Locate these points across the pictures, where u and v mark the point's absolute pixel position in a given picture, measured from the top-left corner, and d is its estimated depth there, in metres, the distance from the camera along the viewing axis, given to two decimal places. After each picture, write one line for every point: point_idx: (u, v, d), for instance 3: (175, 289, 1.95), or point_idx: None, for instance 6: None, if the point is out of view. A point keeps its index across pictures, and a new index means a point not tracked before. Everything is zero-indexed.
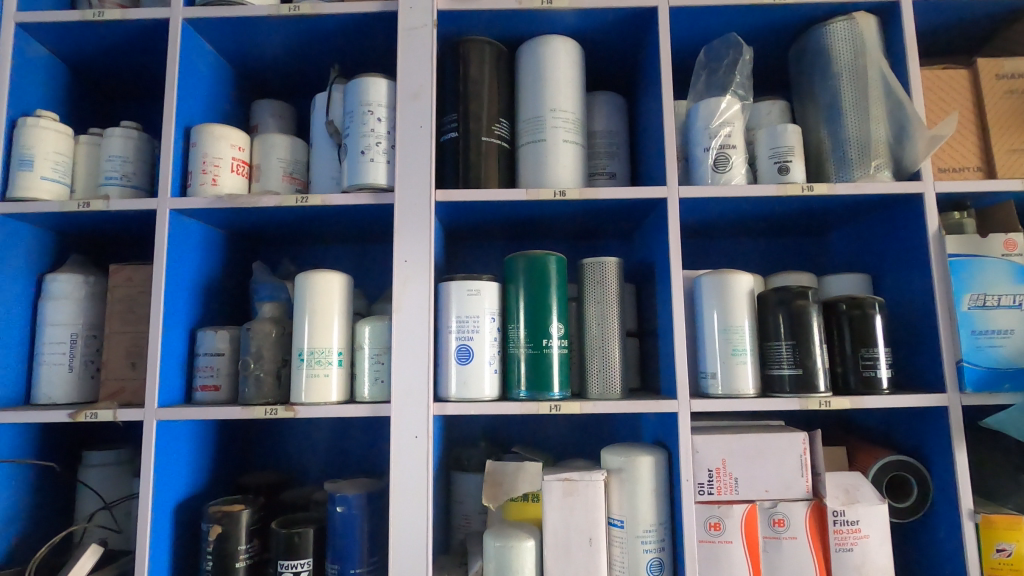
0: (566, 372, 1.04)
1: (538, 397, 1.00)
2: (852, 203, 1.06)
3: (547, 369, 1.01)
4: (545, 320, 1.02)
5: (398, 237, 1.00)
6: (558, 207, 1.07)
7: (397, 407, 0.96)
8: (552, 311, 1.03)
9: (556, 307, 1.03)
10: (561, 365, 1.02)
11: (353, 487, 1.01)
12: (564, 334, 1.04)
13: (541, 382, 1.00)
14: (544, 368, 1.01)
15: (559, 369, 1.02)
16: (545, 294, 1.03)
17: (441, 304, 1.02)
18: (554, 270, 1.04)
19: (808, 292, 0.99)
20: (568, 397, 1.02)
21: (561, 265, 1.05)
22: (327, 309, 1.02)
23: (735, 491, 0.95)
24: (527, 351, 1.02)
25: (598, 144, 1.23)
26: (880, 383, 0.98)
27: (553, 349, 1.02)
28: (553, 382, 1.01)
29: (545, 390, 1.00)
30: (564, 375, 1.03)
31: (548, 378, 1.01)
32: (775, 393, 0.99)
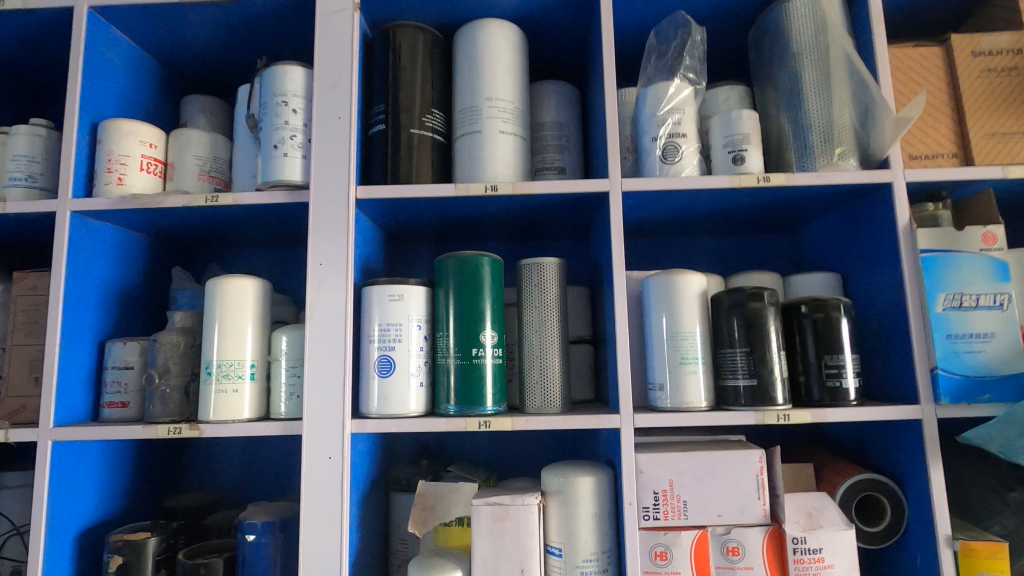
0: (501, 384, 0.94)
1: (469, 412, 0.90)
2: (816, 195, 0.96)
3: (478, 382, 0.91)
4: (476, 328, 0.93)
5: (312, 239, 0.91)
6: (492, 203, 0.97)
7: (309, 426, 0.87)
8: (484, 318, 0.94)
9: (489, 313, 0.94)
10: (495, 377, 0.93)
11: (267, 513, 0.92)
12: (499, 342, 0.95)
13: (471, 396, 0.90)
14: (475, 381, 0.91)
15: (493, 381, 0.93)
16: (476, 298, 0.94)
17: (362, 311, 0.93)
18: (487, 273, 0.95)
19: (765, 293, 0.90)
20: (503, 412, 0.93)
21: (496, 267, 0.97)
22: (239, 318, 0.93)
23: (684, 517, 0.86)
24: (457, 362, 0.92)
25: (547, 137, 1.15)
26: (846, 394, 0.89)
27: (485, 359, 0.92)
28: (486, 396, 0.91)
29: (477, 405, 0.91)
30: (499, 388, 0.93)
31: (480, 392, 0.91)
32: (730, 406, 0.90)
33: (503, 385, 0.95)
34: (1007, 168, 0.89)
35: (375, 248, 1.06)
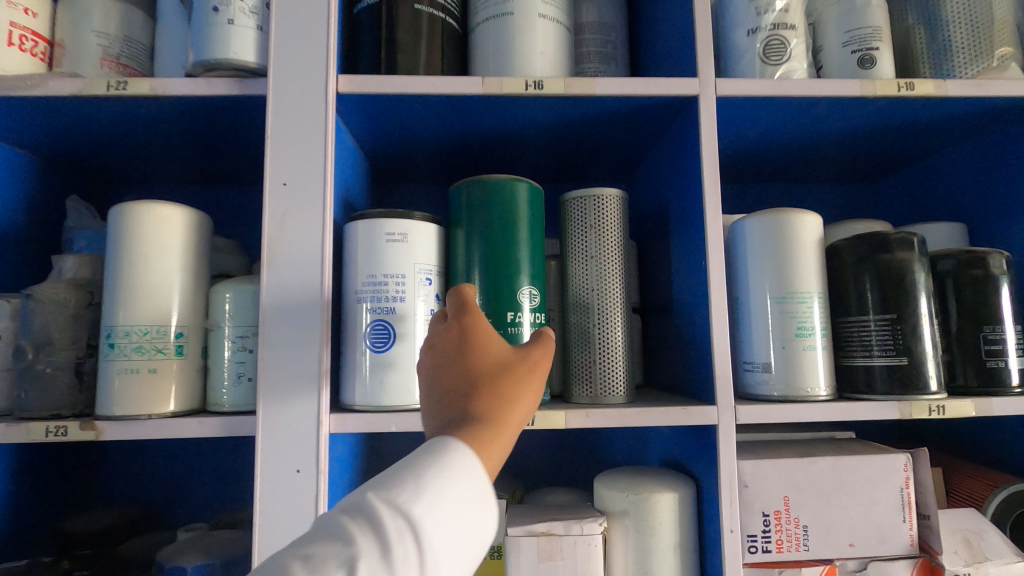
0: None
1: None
2: (959, 117, 0.72)
3: None
4: (508, 284, 0.65)
5: (271, 148, 0.61)
6: (531, 109, 0.69)
7: (266, 424, 0.58)
8: (522, 270, 0.66)
9: (528, 264, 0.67)
10: None
11: (204, 548, 0.63)
12: (541, 306, 0.68)
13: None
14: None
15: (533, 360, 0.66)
16: (510, 242, 0.66)
17: (346, 258, 0.64)
18: (524, 207, 0.67)
19: (913, 240, 0.65)
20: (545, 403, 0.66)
21: (537, 198, 0.69)
22: (160, 263, 0.63)
23: (804, 549, 0.61)
24: None
25: (587, 40, 0.85)
26: (1009, 378, 0.66)
27: (524, 327, 0.65)
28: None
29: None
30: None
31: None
32: (859, 393, 0.65)
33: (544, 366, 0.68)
34: None
35: (359, 177, 0.77)
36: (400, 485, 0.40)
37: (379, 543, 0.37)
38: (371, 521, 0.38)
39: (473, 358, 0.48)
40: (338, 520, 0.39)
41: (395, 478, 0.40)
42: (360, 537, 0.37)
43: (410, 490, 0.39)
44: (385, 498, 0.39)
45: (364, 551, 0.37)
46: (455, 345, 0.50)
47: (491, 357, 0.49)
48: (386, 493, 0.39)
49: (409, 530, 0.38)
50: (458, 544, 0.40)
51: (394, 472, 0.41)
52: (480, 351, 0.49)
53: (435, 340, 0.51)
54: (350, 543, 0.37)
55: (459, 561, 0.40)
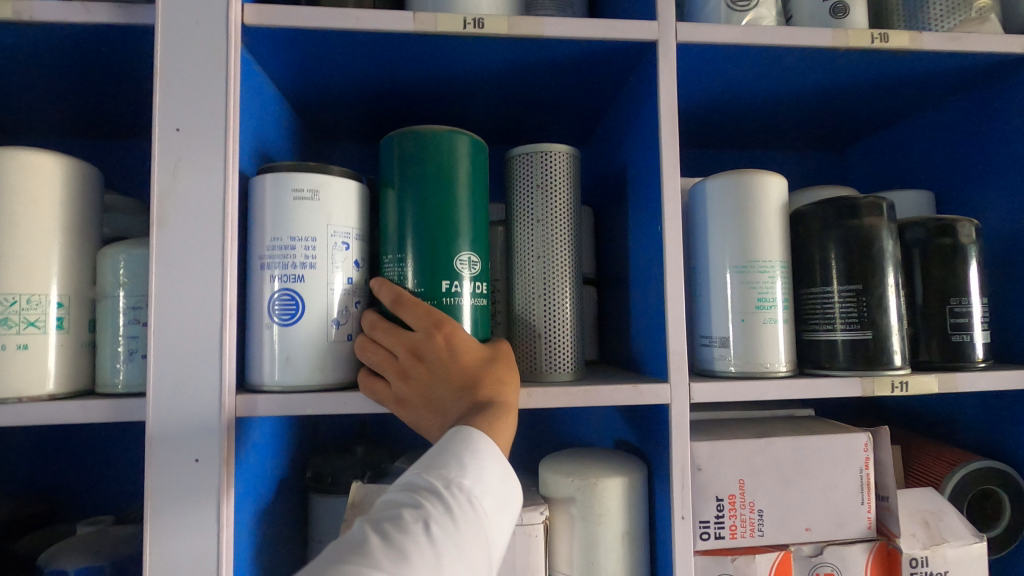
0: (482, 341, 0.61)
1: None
2: (934, 75, 0.67)
3: None
4: (444, 250, 0.58)
5: (162, 88, 0.52)
6: (472, 51, 0.61)
7: (158, 409, 0.50)
8: (461, 235, 0.59)
9: (468, 229, 0.59)
10: (475, 327, 0.59)
11: (94, 547, 0.56)
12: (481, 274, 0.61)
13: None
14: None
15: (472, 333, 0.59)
16: (447, 203, 0.58)
17: (251, 217, 0.56)
18: (464, 163, 0.59)
19: (884, 205, 0.60)
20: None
21: (480, 154, 0.61)
22: (29, 222, 0.53)
23: (759, 534, 0.57)
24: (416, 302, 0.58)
25: None
26: (973, 352, 0.62)
27: (462, 298, 0.58)
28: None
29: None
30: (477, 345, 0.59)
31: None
32: (820, 369, 0.61)
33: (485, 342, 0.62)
34: None
35: (279, 128, 0.68)
36: (450, 462, 0.44)
37: (446, 506, 0.41)
38: (435, 491, 0.42)
39: (466, 361, 0.52)
40: (401, 494, 0.42)
41: (442, 458, 0.44)
42: (429, 502, 0.41)
43: (456, 468, 0.43)
44: (439, 473, 0.43)
45: (435, 512, 0.40)
46: (445, 351, 0.52)
47: (480, 354, 0.54)
48: (440, 470, 0.43)
49: (468, 496, 0.42)
50: (499, 511, 0.45)
51: (434, 455, 0.45)
52: (472, 343, 0.54)
53: (422, 348, 0.52)
54: (422, 506, 0.40)
55: (499, 527, 0.45)
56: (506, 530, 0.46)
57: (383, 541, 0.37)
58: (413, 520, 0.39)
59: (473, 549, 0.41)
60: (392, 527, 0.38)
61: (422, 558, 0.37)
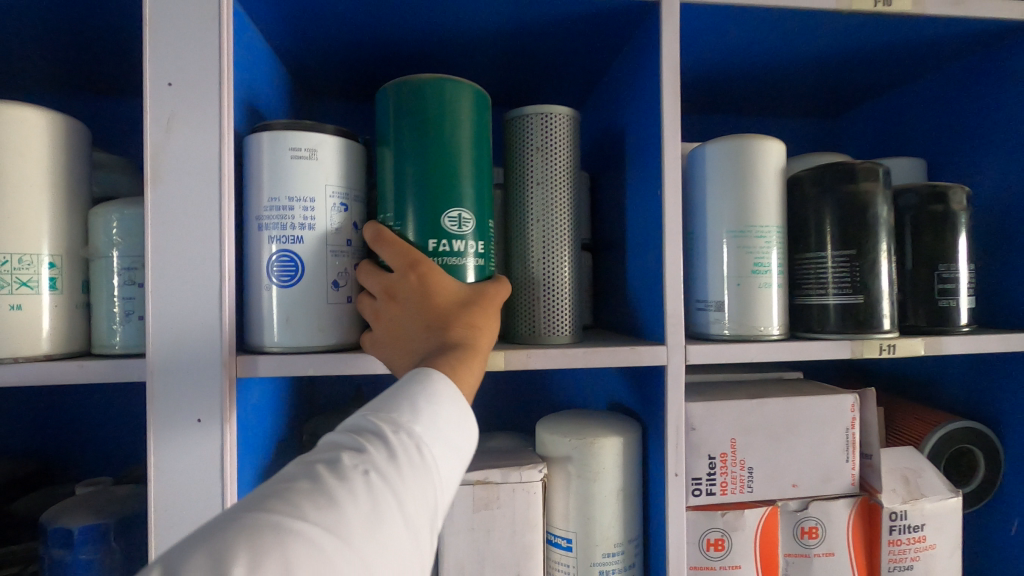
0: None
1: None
2: (935, 40, 0.67)
3: None
4: (449, 208, 0.56)
5: (152, 40, 0.51)
6: (471, 8, 0.59)
7: (157, 369, 0.50)
8: (465, 193, 0.57)
9: (471, 187, 0.57)
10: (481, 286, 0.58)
11: (96, 506, 0.56)
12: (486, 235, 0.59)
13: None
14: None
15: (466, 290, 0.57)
16: (451, 159, 0.56)
17: (247, 176, 0.55)
18: (469, 118, 0.57)
19: (879, 170, 0.61)
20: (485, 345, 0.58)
21: (486, 110, 0.59)
22: (17, 180, 0.51)
23: (749, 491, 0.60)
24: None
25: None
26: (958, 317, 0.64)
27: (466, 257, 0.57)
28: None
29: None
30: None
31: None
32: (810, 333, 0.63)
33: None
34: None
35: (271, 86, 0.66)
36: (404, 404, 0.39)
37: (390, 451, 0.36)
38: (381, 435, 0.37)
39: (437, 300, 0.51)
40: (343, 437, 0.37)
41: (395, 400, 0.40)
42: (370, 446, 0.36)
43: (408, 411, 0.39)
44: (386, 415, 0.39)
45: (377, 458, 0.36)
46: (417, 288, 0.51)
47: (454, 297, 0.52)
48: (390, 413, 0.39)
49: (418, 442, 0.38)
50: (456, 457, 0.41)
51: (388, 397, 0.40)
52: (448, 285, 0.52)
53: (394, 286, 0.52)
54: (363, 450, 0.36)
55: (451, 479, 0.40)
56: (458, 486, 0.42)
57: (310, 486, 0.33)
58: (351, 464, 0.35)
59: (417, 501, 0.36)
60: (325, 473, 0.34)
61: (355, 506, 0.33)
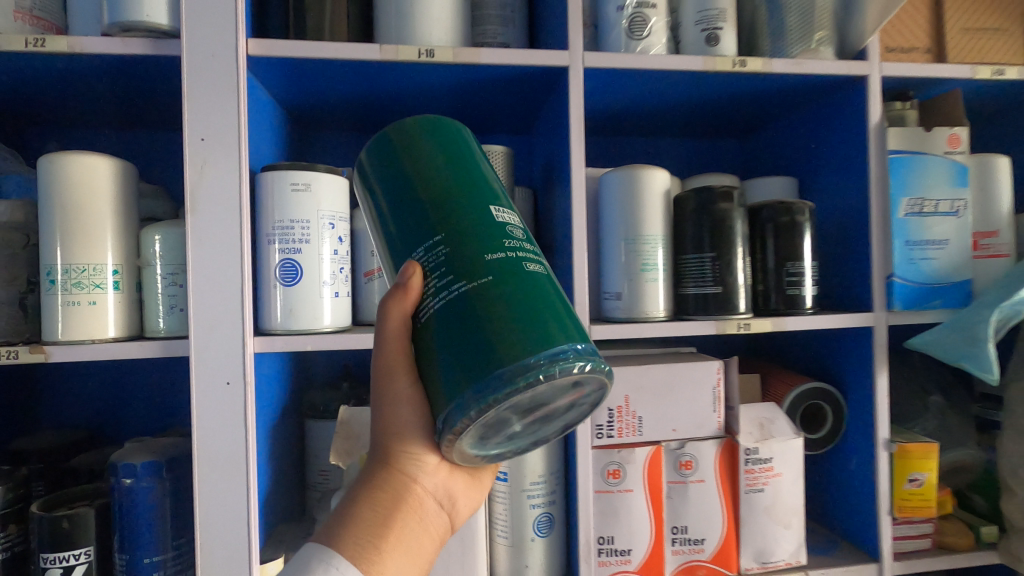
0: (517, 324, 0.42)
1: (453, 437, 0.43)
2: (788, 87, 0.87)
3: (489, 327, 0.42)
4: (396, 264, 0.48)
5: (188, 105, 0.69)
6: (427, 73, 0.79)
7: (197, 346, 0.69)
8: (411, 230, 0.47)
9: (416, 219, 0.47)
10: (524, 311, 0.42)
11: (149, 451, 0.75)
12: (457, 254, 0.44)
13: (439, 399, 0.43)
14: (435, 362, 0.44)
15: (440, 344, 0.44)
16: (439, 186, 0.48)
17: (259, 204, 0.74)
18: (432, 145, 0.50)
19: (734, 193, 0.81)
20: (526, 382, 0.40)
21: (446, 131, 0.52)
22: (92, 210, 0.70)
23: (639, 433, 0.80)
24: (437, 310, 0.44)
25: (486, 18, 0.92)
26: (803, 302, 0.84)
27: (491, 279, 0.43)
28: (445, 392, 0.43)
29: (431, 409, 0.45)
30: (487, 345, 0.41)
31: (460, 373, 0.42)
32: (688, 315, 0.83)
33: (544, 319, 0.42)
34: (975, 68, 0.85)
35: (274, 130, 0.85)
36: None
37: None
38: None
39: None
40: None
41: None
42: None
43: None
44: None
45: None
46: None
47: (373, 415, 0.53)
48: None
49: None
50: None
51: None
52: None
53: None
54: None
55: None
56: None
57: None
58: None
59: None
60: None
61: None
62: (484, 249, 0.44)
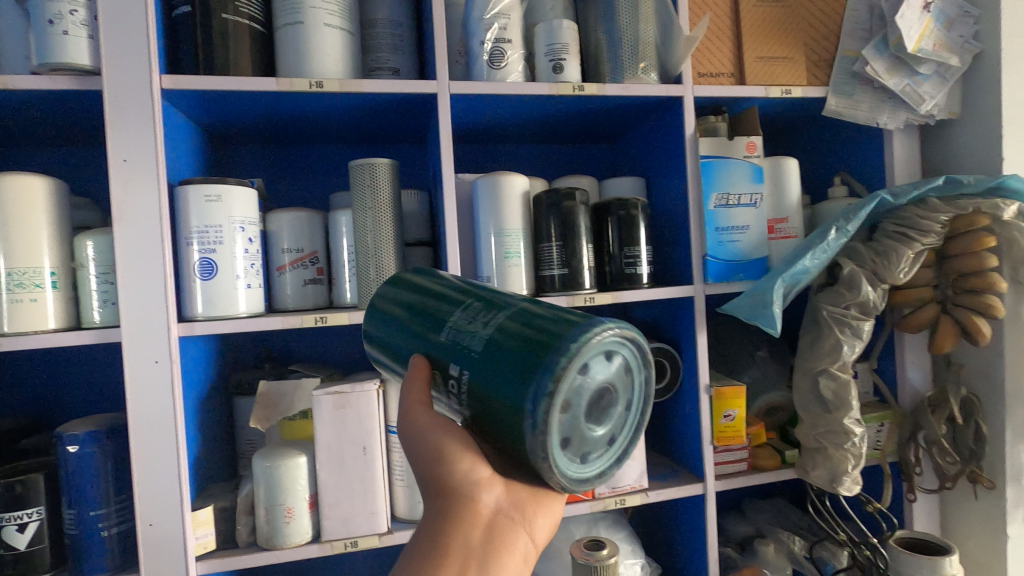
0: (559, 317, 0.49)
1: (541, 414, 0.44)
2: (625, 104, 1.07)
3: (543, 325, 0.48)
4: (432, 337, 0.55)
5: (110, 131, 0.83)
6: (321, 99, 0.95)
7: (128, 332, 0.84)
8: (431, 319, 0.56)
9: (436, 308, 0.57)
10: (562, 314, 0.50)
11: (89, 424, 0.89)
12: (487, 306, 0.53)
13: (522, 393, 0.45)
14: (498, 369, 0.47)
15: (498, 354, 0.48)
16: (446, 286, 0.59)
17: (177, 213, 0.88)
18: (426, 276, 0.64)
19: (577, 193, 1.01)
20: (595, 337, 0.46)
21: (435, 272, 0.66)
22: (29, 222, 0.83)
23: None
24: (491, 338, 0.50)
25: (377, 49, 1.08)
26: (640, 278, 1.05)
27: (523, 305, 0.52)
28: (522, 382, 0.45)
29: (509, 410, 0.46)
30: (543, 333, 0.47)
31: (534, 356, 0.46)
32: (547, 293, 1.02)
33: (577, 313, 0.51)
34: (768, 89, 1.07)
35: (190, 147, 0.99)
36: None
37: None
38: None
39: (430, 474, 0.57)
40: None
41: None
42: None
43: None
44: None
45: None
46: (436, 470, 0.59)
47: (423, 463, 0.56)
48: None
49: None
50: None
51: None
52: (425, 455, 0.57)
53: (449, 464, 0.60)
54: None
55: None
56: None
57: None
58: None
59: None
60: None
61: None
62: (507, 296, 0.54)
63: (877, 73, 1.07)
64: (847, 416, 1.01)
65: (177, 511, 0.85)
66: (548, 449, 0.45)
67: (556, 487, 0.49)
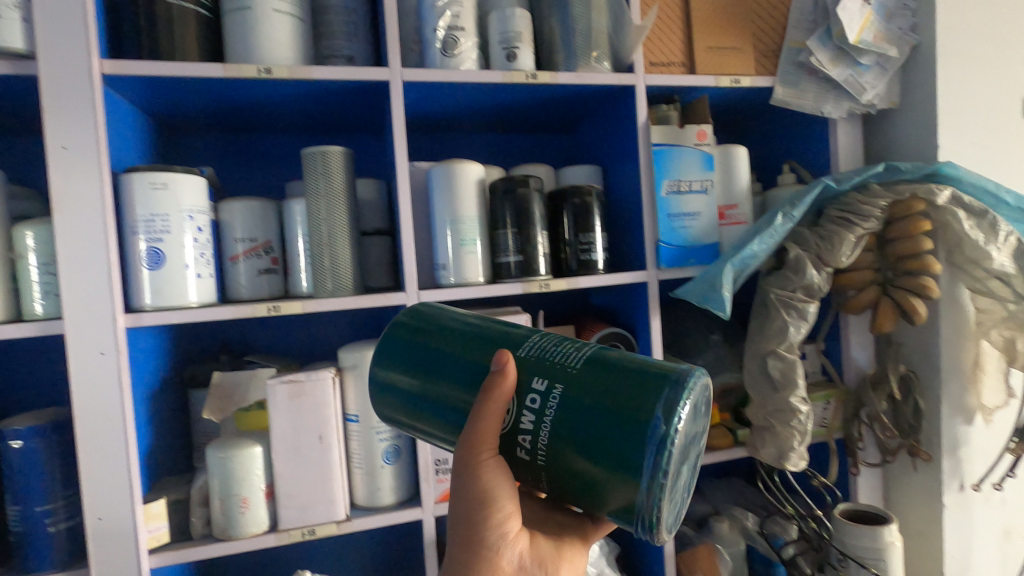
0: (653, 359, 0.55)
1: (666, 436, 0.48)
2: (579, 92, 1.08)
3: (645, 363, 0.53)
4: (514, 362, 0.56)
5: (47, 118, 0.81)
6: (271, 86, 0.94)
7: (72, 324, 0.82)
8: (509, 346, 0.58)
9: (509, 340, 0.59)
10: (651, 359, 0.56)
11: (33, 419, 0.87)
12: (573, 341, 0.58)
13: (631, 412, 0.50)
14: (614, 394, 0.51)
15: (608, 383, 0.52)
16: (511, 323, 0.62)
17: (122, 202, 0.86)
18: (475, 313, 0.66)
19: (531, 180, 1.02)
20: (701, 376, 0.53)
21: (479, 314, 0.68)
22: None
23: None
24: (592, 367, 0.53)
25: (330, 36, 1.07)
26: (595, 264, 1.07)
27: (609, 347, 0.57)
28: (644, 408, 0.50)
29: (627, 434, 0.50)
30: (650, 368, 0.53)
31: (652, 386, 0.51)
32: (503, 279, 1.03)
33: None
34: (717, 78, 1.09)
35: (136, 135, 0.97)
36: None
37: None
38: None
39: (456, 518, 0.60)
40: None
41: None
42: None
43: None
44: None
45: None
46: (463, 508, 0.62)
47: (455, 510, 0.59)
48: None
49: None
50: None
51: None
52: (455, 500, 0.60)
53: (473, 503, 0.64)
54: None
55: None
56: None
57: None
58: None
59: None
60: None
61: None
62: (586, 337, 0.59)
63: (822, 63, 1.10)
64: (794, 395, 1.05)
65: (128, 504, 0.84)
66: (646, 470, 0.49)
67: (644, 524, 0.51)
